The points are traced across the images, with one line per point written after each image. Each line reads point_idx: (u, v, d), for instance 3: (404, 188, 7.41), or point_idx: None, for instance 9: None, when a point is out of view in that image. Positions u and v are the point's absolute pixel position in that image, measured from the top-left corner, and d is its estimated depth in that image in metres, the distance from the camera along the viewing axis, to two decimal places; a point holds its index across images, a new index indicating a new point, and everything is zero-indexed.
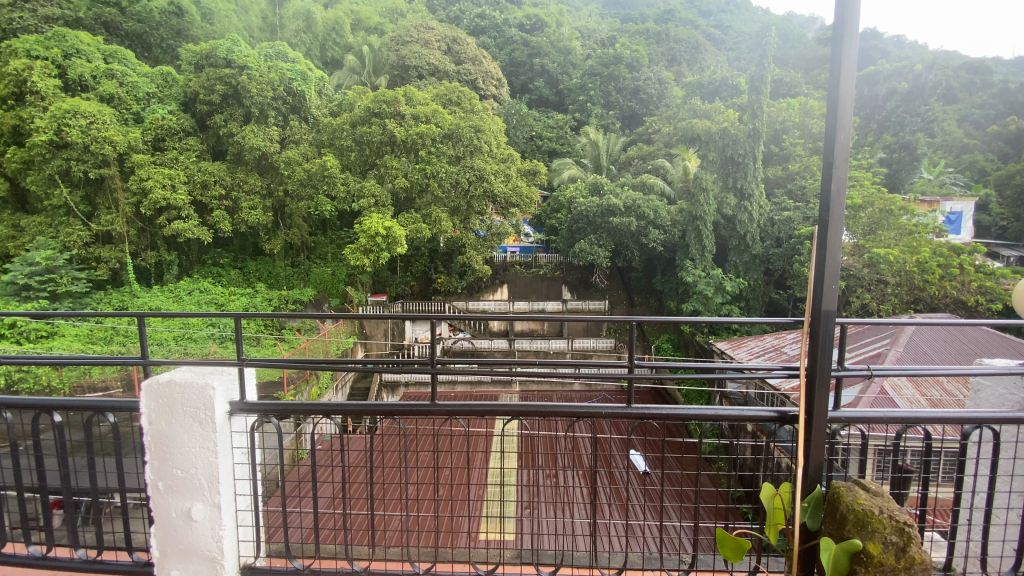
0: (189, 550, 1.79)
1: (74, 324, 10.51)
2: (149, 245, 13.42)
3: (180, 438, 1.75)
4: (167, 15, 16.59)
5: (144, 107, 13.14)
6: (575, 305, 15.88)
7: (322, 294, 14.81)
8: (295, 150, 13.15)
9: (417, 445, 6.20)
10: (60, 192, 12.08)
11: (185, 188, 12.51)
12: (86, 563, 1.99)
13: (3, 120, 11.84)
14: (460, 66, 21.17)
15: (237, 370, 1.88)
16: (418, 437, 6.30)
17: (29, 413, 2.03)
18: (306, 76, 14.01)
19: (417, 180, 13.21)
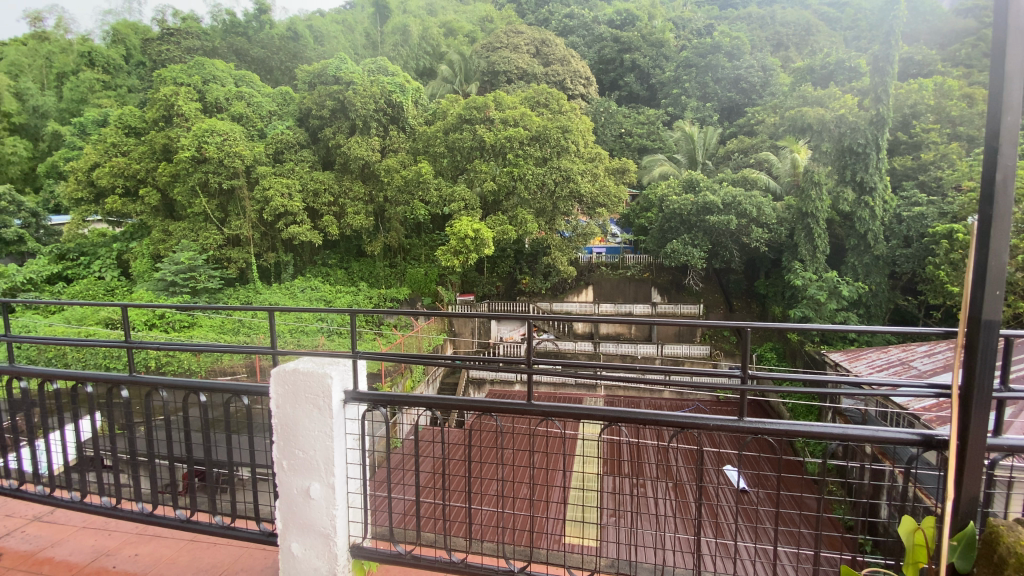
0: (307, 525, 1.94)
1: (210, 317, 11.97)
2: (270, 248, 14.94)
3: (302, 423, 1.91)
4: (285, 40, 18.45)
5: (267, 125, 14.73)
6: (665, 308, 15.26)
7: (415, 293, 15.81)
8: (394, 158, 14.02)
9: (515, 445, 6.35)
10: (201, 202, 13.87)
11: (301, 196, 13.81)
12: (221, 529, 2.18)
13: (156, 140, 13.76)
14: (548, 67, 21.17)
15: (351, 361, 2.01)
16: (515, 437, 6.45)
17: (180, 392, 2.29)
18: (403, 87, 14.86)
19: (505, 182, 13.51)
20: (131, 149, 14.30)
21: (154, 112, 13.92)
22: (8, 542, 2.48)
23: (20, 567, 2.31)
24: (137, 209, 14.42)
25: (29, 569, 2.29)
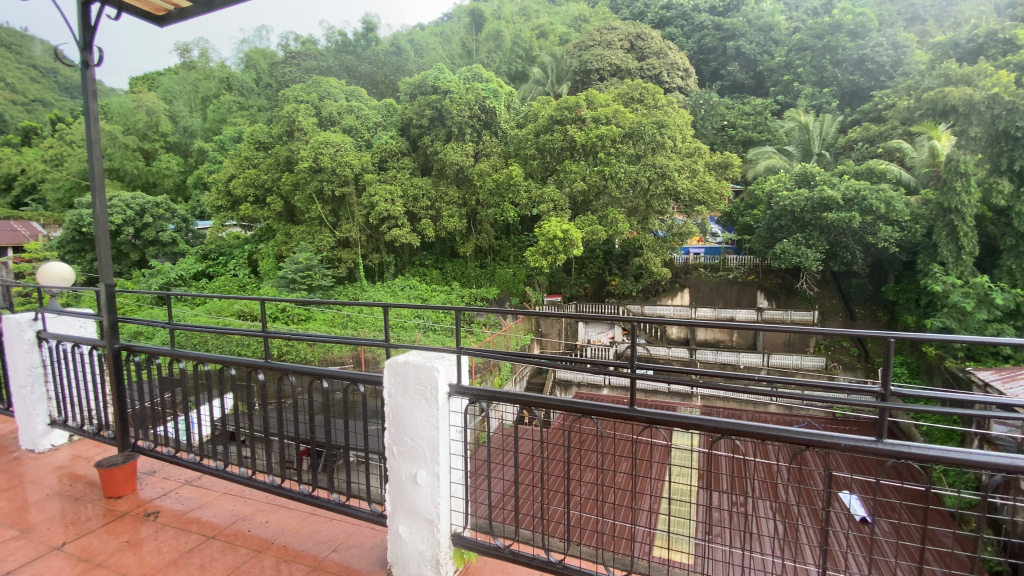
0: (413, 510, 2.05)
1: (322, 311, 13.11)
2: (375, 249, 16.06)
3: (411, 412, 2.02)
4: (390, 55, 20.21)
5: (373, 135, 15.91)
6: (774, 314, 14.13)
7: (504, 293, 16.20)
8: (487, 162, 14.41)
9: (615, 449, 6.26)
10: (316, 208, 15.27)
11: (402, 201, 14.68)
12: (338, 506, 2.37)
13: (281, 153, 15.38)
14: (643, 61, 20.45)
15: (456, 356, 2.07)
16: (616, 441, 6.39)
17: (306, 378, 2.50)
18: (497, 93, 15.31)
19: (596, 182, 13.33)
20: (261, 162, 16.15)
21: (279, 128, 15.54)
22: (164, 501, 2.87)
23: (175, 523, 2.66)
24: (264, 215, 16.10)
25: (182, 526, 2.64)
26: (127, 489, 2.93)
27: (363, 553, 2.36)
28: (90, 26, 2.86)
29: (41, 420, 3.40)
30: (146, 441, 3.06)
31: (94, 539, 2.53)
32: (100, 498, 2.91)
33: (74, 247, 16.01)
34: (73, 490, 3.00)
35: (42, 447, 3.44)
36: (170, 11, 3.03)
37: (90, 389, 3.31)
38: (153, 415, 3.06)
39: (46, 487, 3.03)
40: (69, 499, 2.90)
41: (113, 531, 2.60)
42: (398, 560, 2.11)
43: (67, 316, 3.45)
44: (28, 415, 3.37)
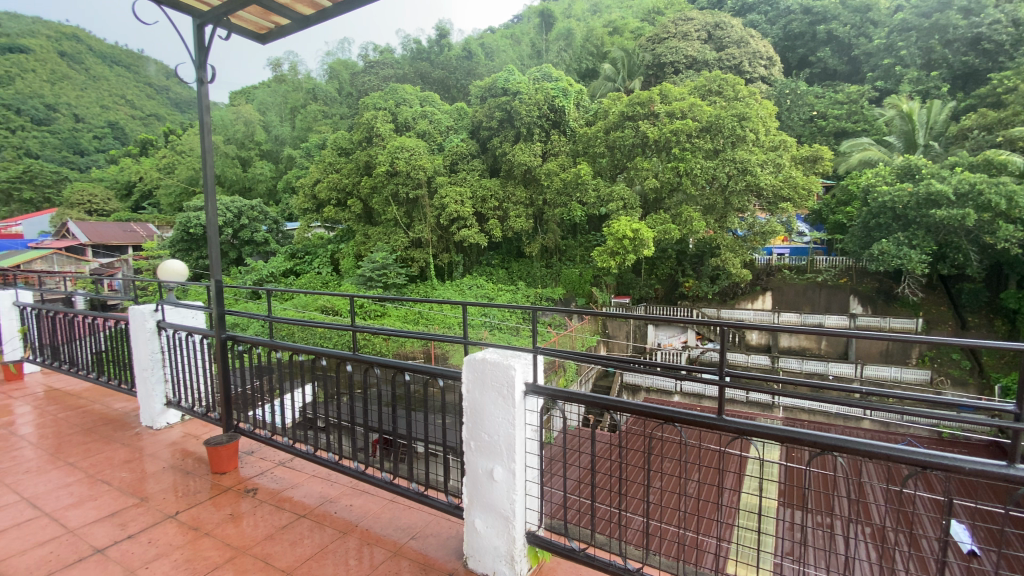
0: (489, 505, 2.07)
1: (396, 308, 13.72)
2: (445, 249, 16.53)
3: (488, 409, 2.04)
4: (461, 60, 20.76)
5: (445, 138, 16.41)
6: (869, 321, 12.97)
7: (570, 293, 16.13)
8: (555, 162, 14.36)
9: (699, 459, 6.05)
10: (392, 210, 16.00)
11: (471, 202, 15.01)
12: (417, 495, 2.45)
13: (360, 158, 16.28)
14: (722, 52, 19.42)
15: (532, 355, 2.06)
16: (701, 451, 6.19)
17: (390, 371, 2.62)
18: (566, 91, 15.28)
19: (670, 179, 12.88)
20: (342, 167, 17.10)
21: (359, 134, 16.46)
22: (261, 479, 3.13)
23: (271, 500, 2.89)
24: (345, 216, 17.06)
25: (276, 503, 2.86)
26: (230, 466, 3.23)
27: (440, 543, 2.43)
28: (204, 47, 3.15)
29: (159, 400, 3.84)
30: (246, 422, 3.35)
31: (202, 510, 2.80)
32: (207, 473, 3.23)
33: (183, 246, 17.85)
34: (186, 464, 3.35)
35: (159, 424, 3.88)
36: (272, 29, 3.29)
37: (199, 374, 3.67)
38: (251, 399, 3.34)
39: (163, 461, 3.41)
40: (182, 473, 3.24)
41: (219, 504, 2.87)
42: (473, 552, 2.15)
43: (182, 307, 3.85)
44: (149, 395, 3.80)
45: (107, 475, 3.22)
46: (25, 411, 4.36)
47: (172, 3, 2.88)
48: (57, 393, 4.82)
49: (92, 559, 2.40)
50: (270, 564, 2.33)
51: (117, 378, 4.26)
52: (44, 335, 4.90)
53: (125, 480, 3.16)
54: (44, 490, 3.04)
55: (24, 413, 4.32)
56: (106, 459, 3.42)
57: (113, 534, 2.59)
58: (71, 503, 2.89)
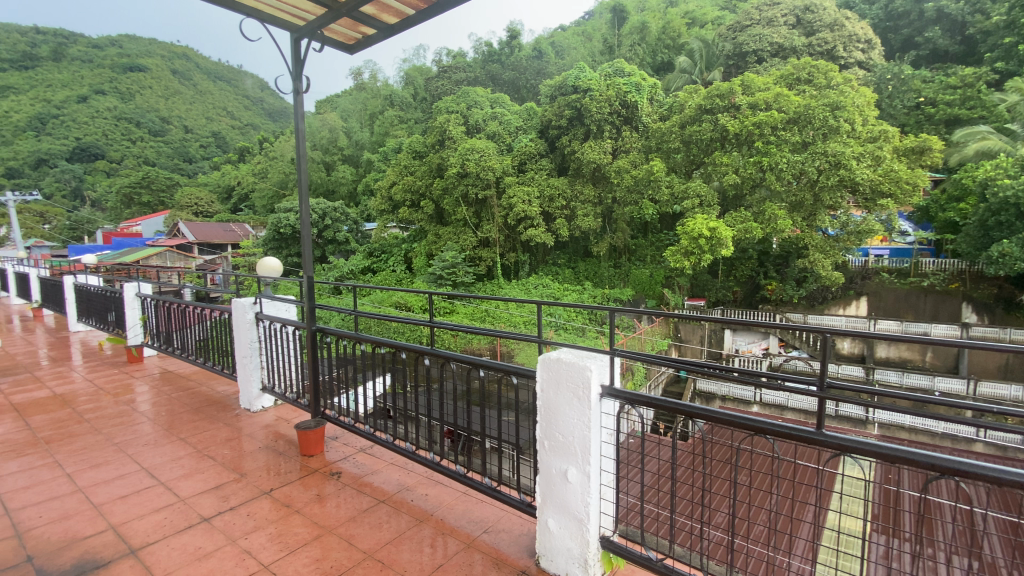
0: (563, 506, 2.05)
1: (465, 306, 14.03)
2: (512, 248, 16.67)
3: (563, 409, 2.01)
4: (531, 60, 20.90)
5: (514, 139, 16.56)
6: (985, 333, 11.49)
7: (639, 294, 15.78)
8: (626, 158, 14.05)
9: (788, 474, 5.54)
10: (462, 210, 16.39)
11: (539, 202, 15.03)
12: (489, 489, 2.48)
13: (433, 160, 16.82)
14: (812, 37, 18.01)
15: (609, 357, 1.99)
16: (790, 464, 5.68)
17: (466, 367, 2.67)
18: (639, 87, 14.96)
19: (752, 174, 12.15)
20: (416, 169, 17.74)
21: (432, 137, 17.02)
22: (344, 464, 3.33)
23: (353, 484, 3.07)
24: (417, 217, 17.72)
25: (358, 487, 3.03)
26: (317, 449, 3.47)
27: (512, 540, 2.46)
28: (300, 59, 3.39)
29: (256, 385, 4.19)
30: (331, 409, 3.57)
31: (292, 489, 3.02)
32: (297, 455, 3.48)
33: (273, 245, 19.38)
34: (278, 445, 3.63)
35: (256, 407, 4.24)
36: (359, 40, 3.46)
37: (291, 362, 3.96)
38: (336, 388, 3.54)
39: (258, 441, 3.72)
40: (275, 453, 3.51)
41: (307, 484, 3.09)
42: (546, 552, 2.15)
43: (277, 301, 4.13)
44: (248, 380, 4.16)
45: (212, 451, 3.56)
46: (144, 390, 4.92)
47: (274, 20, 3.13)
48: (172, 375, 5.41)
49: (202, 524, 2.67)
50: (353, 544, 2.47)
51: (220, 364, 4.70)
52: (161, 323, 5.49)
53: (227, 456, 3.48)
54: (162, 462, 3.42)
55: (146, 391, 4.89)
56: (211, 437, 3.79)
57: (217, 505, 2.86)
58: (182, 475, 3.22)
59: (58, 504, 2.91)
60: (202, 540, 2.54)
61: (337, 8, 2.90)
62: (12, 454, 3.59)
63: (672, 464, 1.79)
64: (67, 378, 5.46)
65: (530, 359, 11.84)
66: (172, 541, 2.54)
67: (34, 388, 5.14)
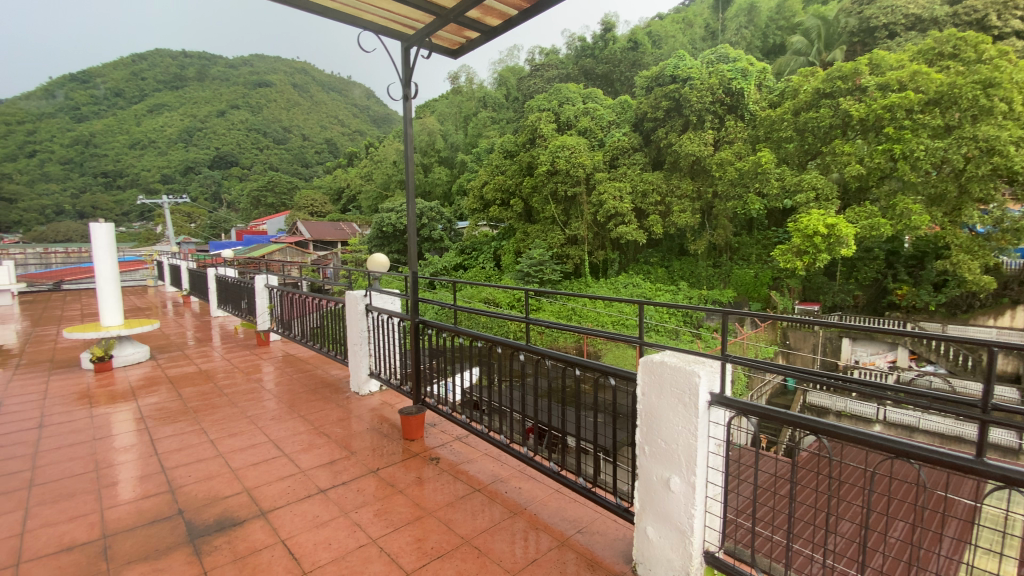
0: (664, 514, 1.97)
1: (552, 303, 14.01)
2: (601, 246, 16.34)
3: (666, 414, 1.93)
4: (626, 52, 20.28)
5: (606, 134, 16.21)
6: None
7: (742, 296, 14.83)
8: (729, 150, 13.21)
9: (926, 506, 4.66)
10: (551, 208, 16.41)
11: (631, 198, 14.57)
12: (584, 490, 2.43)
13: (524, 158, 17.02)
14: (959, 4, 15.57)
15: (718, 363, 1.87)
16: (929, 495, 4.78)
17: (562, 365, 2.63)
18: (746, 73, 14.01)
19: (880, 164, 10.79)
20: (508, 168, 18.00)
21: (524, 136, 17.18)
22: (443, 450, 3.49)
23: (450, 471, 3.20)
24: (507, 215, 18.04)
25: (456, 474, 3.16)
26: (418, 434, 3.67)
27: (607, 543, 2.42)
28: (410, 66, 3.58)
29: (365, 370, 4.52)
30: (431, 397, 3.75)
31: (396, 470, 3.23)
32: (399, 439, 3.71)
33: (376, 242, 20.82)
34: (384, 428, 3.90)
35: (364, 390, 4.58)
36: (463, 44, 3.59)
37: (396, 351, 4.24)
38: (435, 377, 3.72)
39: (365, 423, 4.02)
40: (381, 435, 3.77)
41: (409, 467, 3.28)
42: (644, 560, 2.09)
43: (384, 293, 4.46)
44: (358, 364, 4.52)
45: (326, 429, 3.91)
46: (270, 370, 5.55)
47: (387, 32, 3.34)
48: (292, 358, 6.03)
49: (318, 495, 2.95)
50: (451, 529, 2.58)
51: (334, 349, 5.15)
52: (283, 311, 6.14)
53: (339, 434, 3.80)
54: (285, 435, 3.82)
55: (271, 371, 5.51)
56: (325, 416, 4.17)
57: (331, 479, 3.13)
58: (302, 449, 3.58)
59: (203, 466, 3.36)
60: (319, 509, 2.80)
61: (445, 16, 3.02)
62: (169, 420, 4.22)
63: (789, 482, 1.64)
64: (209, 356, 6.31)
65: (619, 359, 11.57)
66: (294, 507, 2.82)
67: (185, 363, 6.00)
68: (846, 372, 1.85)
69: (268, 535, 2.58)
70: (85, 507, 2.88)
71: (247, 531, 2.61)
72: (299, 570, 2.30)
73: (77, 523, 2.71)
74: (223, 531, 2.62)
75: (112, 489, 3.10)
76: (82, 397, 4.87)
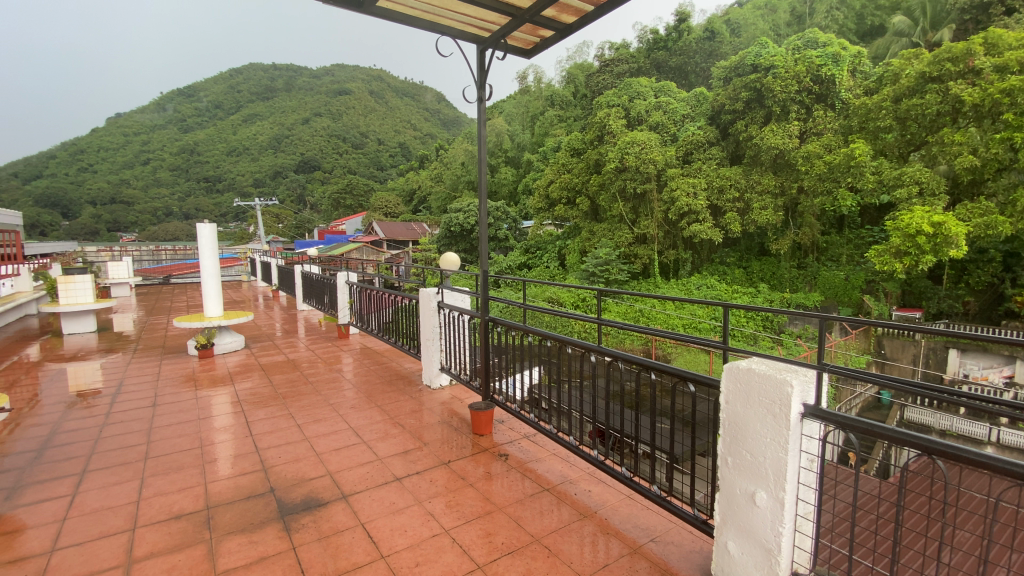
0: (748, 530, 1.86)
1: (618, 304, 13.73)
2: (671, 245, 15.77)
3: (753, 425, 1.82)
4: (702, 42, 19.56)
5: (679, 128, 15.67)
6: None
7: (830, 300, 13.62)
8: (817, 142, 12.27)
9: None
10: (619, 206, 16.06)
11: (706, 194, 13.93)
12: (658, 498, 2.35)
13: (591, 156, 16.77)
14: None
15: (815, 373, 1.73)
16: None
17: (635, 368, 2.54)
18: (837, 58, 12.96)
19: (998, 155, 9.56)
20: (574, 166, 17.79)
21: (592, 133, 16.90)
22: (511, 448, 3.52)
23: (519, 468, 3.22)
24: (573, 214, 17.90)
25: (524, 472, 3.18)
26: (487, 430, 3.73)
27: (682, 554, 2.34)
28: (484, 68, 3.65)
29: (436, 365, 4.67)
30: (499, 394, 3.78)
31: (466, 463, 3.31)
32: (469, 433, 3.79)
33: (445, 241, 21.44)
34: (455, 422, 4.00)
35: (435, 384, 4.73)
36: (537, 43, 3.59)
37: (466, 347, 4.33)
38: (504, 374, 3.75)
39: (437, 415, 4.15)
40: (452, 429, 3.87)
41: (479, 461, 3.34)
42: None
43: (456, 291, 4.55)
44: (429, 359, 4.67)
45: (400, 420, 4.08)
46: (350, 362, 5.88)
47: (464, 36, 3.43)
48: (369, 350, 6.36)
49: (394, 483, 3.09)
50: (521, 526, 2.60)
51: (407, 344, 5.36)
52: (361, 306, 6.48)
53: (412, 426, 3.95)
54: (363, 424, 4.03)
55: (350, 362, 5.84)
56: (400, 407, 4.35)
57: (406, 468, 3.27)
58: (378, 437, 3.76)
59: (291, 449, 3.63)
60: (395, 496, 2.93)
61: (521, 16, 3.03)
62: (261, 404, 4.60)
63: (893, 505, 1.49)
64: (295, 347, 6.79)
65: (691, 364, 11.11)
66: (372, 493, 2.97)
67: (275, 353, 6.50)
68: (960, 387, 1.66)
69: (349, 517, 2.73)
70: (191, 480, 3.20)
71: (331, 512, 2.78)
72: (378, 553, 2.42)
73: (185, 494, 3.02)
74: (309, 510, 2.81)
75: (213, 464, 3.42)
76: (189, 380, 5.42)
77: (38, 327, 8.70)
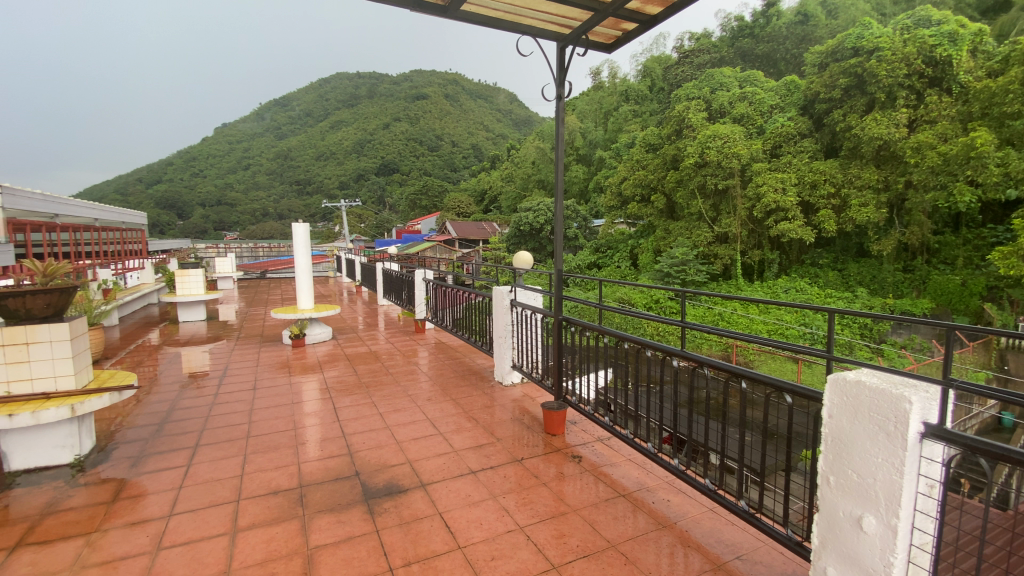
0: (852, 557, 1.70)
1: (695, 307, 13.14)
2: (756, 245, 14.85)
3: (861, 444, 1.66)
4: (794, 27, 18.23)
5: (767, 119, 14.70)
6: None
7: (943, 307, 12.19)
8: (930, 130, 10.94)
9: None
10: (697, 203, 15.36)
11: (796, 189, 12.96)
12: (745, 514, 2.21)
13: (668, 151, 16.15)
14: None
15: (939, 390, 1.54)
16: None
17: (722, 375, 2.37)
18: (956, 36, 11.53)
19: None
20: (649, 163, 17.20)
21: (669, 128, 16.25)
22: (585, 450, 3.48)
23: (592, 471, 3.18)
24: (648, 212, 17.36)
25: (598, 475, 3.13)
26: (559, 430, 3.71)
27: None
28: (564, 66, 3.62)
29: (508, 362, 4.71)
30: (572, 395, 3.73)
31: (538, 462, 3.32)
32: (542, 432, 3.79)
33: (515, 240, 21.63)
34: (527, 420, 4.02)
35: (507, 380, 4.78)
36: (618, 37, 3.52)
37: (540, 346, 4.31)
38: (577, 375, 3.68)
39: (509, 412, 4.19)
40: (524, 427, 3.89)
41: (551, 461, 3.33)
42: None
43: (528, 289, 4.54)
44: (502, 356, 4.73)
45: (474, 414, 4.17)
46: (426, 356, 6.10)
47: (544, 34, 3.42)
48: (444, 345, 6.55)
49: (469, 475, 3.16)
50: (596, 530, 2.56)
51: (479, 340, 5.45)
52: (437, 301, 6.70)
53: (485, 421, 4.02)
54: (439, 416, 4.16)
55: (427, 356, 6.05)
56: (473, 402, 4.45)
57: (480, 462, 3.33)
58: (453, 430, 3.86)
59: (373, 436, 3.83)
60: (470, 489, 3.00)
61: (604, 10, 2.97)
62: (346, 392, 4.90)
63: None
64: (376, 339, 7.15)
65: (775, 372, 10.39)
66: (449, 484, 3.07)
67: (359, 344, 6.89)
68: None
69: (428, 505, 2.84)
70: (285, 459, 3.48)
71: (410, 499, 2.91)
72: (455, 543, 2.49)
73: (281, 471, 3.29)
74: (390, 496, 2.95)
75: (304, 446, 3.69)
76: (282, 367, 5.88)
77: (159, 315, 9.86)
